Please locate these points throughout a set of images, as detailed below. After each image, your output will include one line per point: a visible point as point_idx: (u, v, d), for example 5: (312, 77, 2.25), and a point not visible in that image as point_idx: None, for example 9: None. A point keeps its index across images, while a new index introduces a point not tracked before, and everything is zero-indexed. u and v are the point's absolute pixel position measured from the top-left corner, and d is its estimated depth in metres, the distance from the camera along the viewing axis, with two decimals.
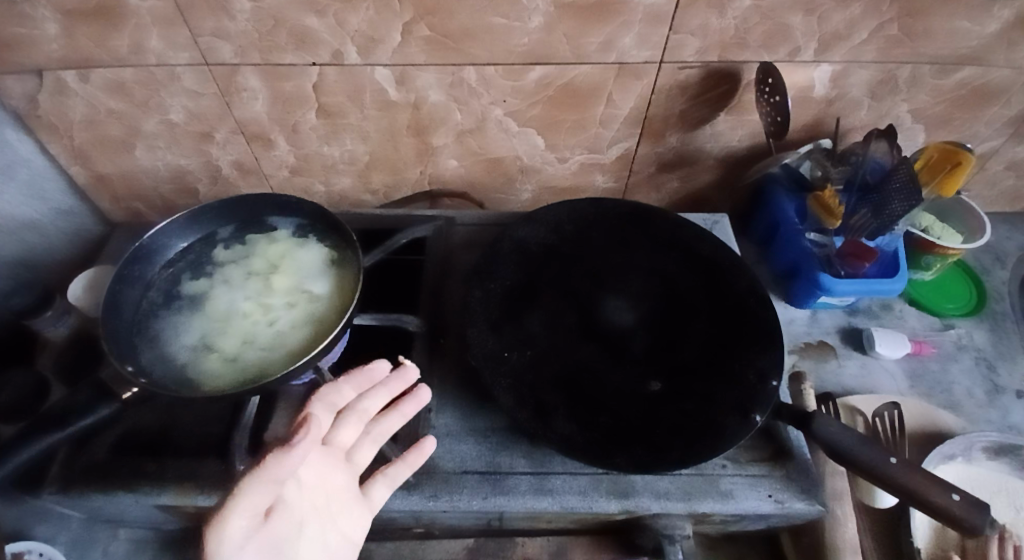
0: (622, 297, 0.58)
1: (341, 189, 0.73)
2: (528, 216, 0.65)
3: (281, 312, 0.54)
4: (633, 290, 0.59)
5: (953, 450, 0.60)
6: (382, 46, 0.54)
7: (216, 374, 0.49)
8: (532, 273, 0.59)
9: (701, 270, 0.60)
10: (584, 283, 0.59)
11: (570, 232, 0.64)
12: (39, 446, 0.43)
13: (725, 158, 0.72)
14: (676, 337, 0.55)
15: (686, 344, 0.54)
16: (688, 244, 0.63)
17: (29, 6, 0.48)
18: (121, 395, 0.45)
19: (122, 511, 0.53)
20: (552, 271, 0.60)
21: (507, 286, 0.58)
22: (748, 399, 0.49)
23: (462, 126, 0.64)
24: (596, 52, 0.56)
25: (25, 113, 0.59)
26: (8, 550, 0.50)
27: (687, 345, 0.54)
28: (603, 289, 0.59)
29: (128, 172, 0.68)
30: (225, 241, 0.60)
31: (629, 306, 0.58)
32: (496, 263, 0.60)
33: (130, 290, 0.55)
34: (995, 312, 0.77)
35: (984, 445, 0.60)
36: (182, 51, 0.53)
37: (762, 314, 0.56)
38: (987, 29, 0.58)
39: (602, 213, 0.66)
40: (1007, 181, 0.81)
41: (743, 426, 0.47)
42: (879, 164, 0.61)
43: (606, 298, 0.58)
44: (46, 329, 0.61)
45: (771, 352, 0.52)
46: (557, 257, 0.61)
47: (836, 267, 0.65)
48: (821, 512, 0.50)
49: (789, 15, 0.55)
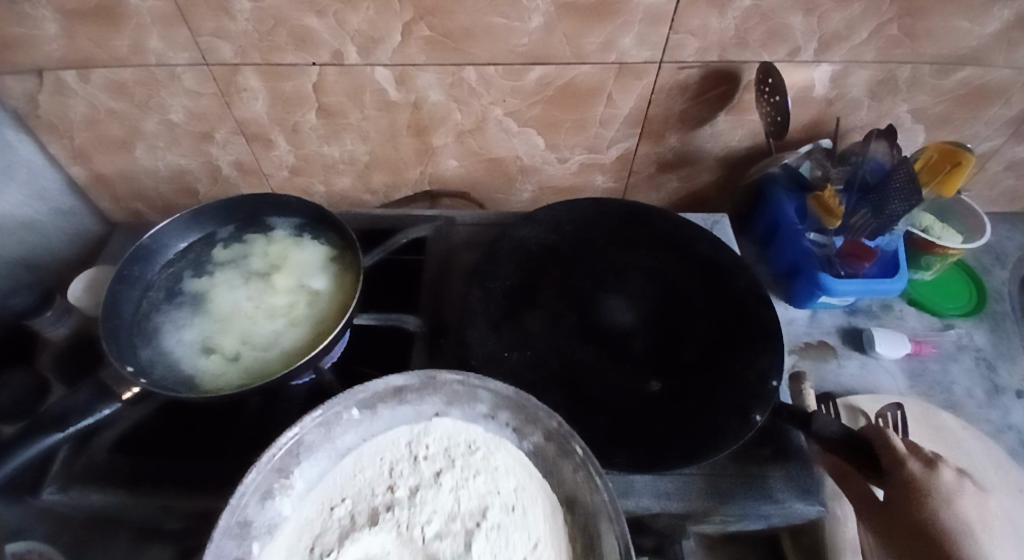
0: (623, 297, 0.58)
1: (342, 190, 0.73)
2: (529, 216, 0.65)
3: (281, 312, 0.55)
4: (634, 290, 0.59)
5: (269, 485, 0.36)
6: (382, 46, 0.54)
7: (219, 373, 0.50)
8: (532, 272, 0.59)
9: (702, 271, 0.60)
10: (584, 283, 0.59)
11: (571, 233, 0.64)
12: (40, 446, 0.42)
13: (725, 158, 0.72)
14: (680, 338, 0.55)
15: (687, 344, 0.54)
16: (683, 243, 0.63)
17: (29, 6, 0.49)
18: (122, 395, 0.45)
19: (116, 515, 0.52)
20: (553, 275, 0.60)
21: (507, 286, 0.58)
22: (748, 401, 0.49)
23: (462, 126, 0.64)
24: (596, 52, 0.56)
25: (25, 113, 0.59)
26: (8, 550, 0.50)
27: (688, 344, 0.54)
28: (604, 289, 0.59)
29: (127, 171, 0.68)
30: (224, 241, 0.60)
31: (628, 305, 0.58)
32: (496, 263, 0.60)
33: (130, 290, 0.55)
34: (995, 312, 0.77)
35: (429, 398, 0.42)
36: (182, 50, 0.53)
37: (762, 313, 0.56)
38: (987, 29, 0.58)
39: (597, 215, 0.65)
40: (1007, 181, 0.81)
41: (743, 428, 0.47)
42: (879, 164, 0.62)
43: (606, 298, 0.58)
44: (46, 330, 0.60)
45: (772, 351, 0.52)
46: (559, 257, 0.61)
47: (836, 267, 0.64)
48: (821, 512, 0.50)
49: (789, 15, 0.55)
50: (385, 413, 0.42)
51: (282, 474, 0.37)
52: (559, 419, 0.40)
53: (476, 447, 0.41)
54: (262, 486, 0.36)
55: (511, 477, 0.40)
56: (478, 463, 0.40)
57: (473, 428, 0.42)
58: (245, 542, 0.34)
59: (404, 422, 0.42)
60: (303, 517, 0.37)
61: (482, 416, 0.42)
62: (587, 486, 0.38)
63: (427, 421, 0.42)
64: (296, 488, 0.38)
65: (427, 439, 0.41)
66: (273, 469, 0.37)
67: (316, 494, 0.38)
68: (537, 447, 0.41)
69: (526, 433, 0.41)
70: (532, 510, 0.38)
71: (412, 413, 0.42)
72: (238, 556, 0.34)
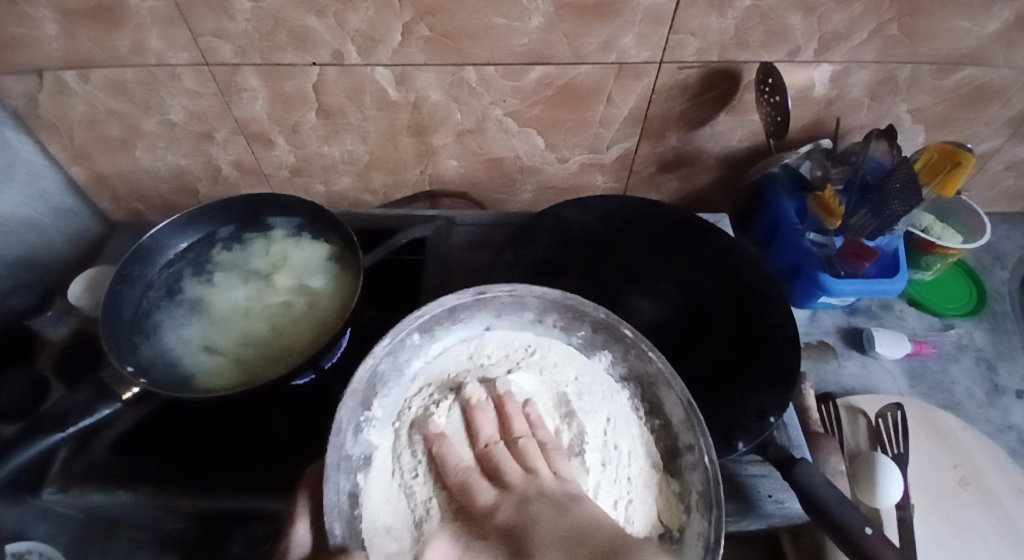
0: (648, 298, 0.60)
1: (341, 190, 0.73)
2: (543, 213, 0.64)
3: (282, 312, 0.55)
4: (661, 294, 0.60)
5: (358, 419, 0.40)
6: (382, 46, 0.54)
7: (219, 374, 0.50)
8: (562, 256, 0.61)
9: (717, 279, 0.61)
10: (615, 275, 0.61)
11: (617, 225, 0.64)
12: (40, 446, 0.42)
13: (725, 159, 0.72)
14: (684, 354, 0.56)
15: (694, 359, 0.56)
16: (702, 246, 0.63)
17: (29, 7, 0.48)
18: (122, 395, 0.45)
19: (119, 515, 0.52)
20: (566, 276, 0.60)
21: (532, 264, 0.61)
22: (734, 424, 0.50)
23: (462, 126, 0.64)
24: (596, 52, 0.56)
25: (25, 113, 0.59)
26: (7, 550, 0.50)
27: (696, 360, 0.56)
28: (632, 285, 0.60)
29: (127, 171, 0.68)
30: (225, 241, 0.60)
31: (651, 306, 0.59)
32: (523, 251, 0.61)
33: (130, 290, 0.55)
34: (995, 312, 0.77)
35: (479, 310, 0.46)
36: (182, 51, 0.53)
37: (776, 339, 0.55)
38: (987, 29, 0.58)
39: (623, 210, 0.65)
40: (1007, 181, 0.81)
41: (725, 450, 0.48)
42: (879, 164, 0.62)
43: (633, 294, 0.60)
44: (46, 330, 0.61)
45: (781, 393, 0.51)
46: (594, 247, 0.63)
47: (836, 267, 0.64)
48: (803, 517, 0.51)
49: (788, 15, 0.54)
50: (440, 334, 0.45)
51: (365, 407, 0.41)
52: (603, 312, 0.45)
53: (532, 348, 0.46)
54: (353, 420, 0.39)
55: (570, 368, 0.46)
56: (537, 361, 0.46)
57: (524, 333, 0.47)
58: (353, 475, 0.38)
59: (458, 340, 0.46)
60: (389, 446, 0.41)
61: (530, 321, 0.47)
62: (640, 361, 0.45)
63: (480, 335, 0.47)
64: (378, 418, 0.41)
65: (485, 350, 0.46)
66: (356, 404, 0.40)
67: (394, 421, 0.42)
68: (584, 340, 0.47)
69: (571, 330, 0.47)
70: (592, 388, 0.45)
71: (465, 331, 0.46)
72: (350, 486, 0.38)
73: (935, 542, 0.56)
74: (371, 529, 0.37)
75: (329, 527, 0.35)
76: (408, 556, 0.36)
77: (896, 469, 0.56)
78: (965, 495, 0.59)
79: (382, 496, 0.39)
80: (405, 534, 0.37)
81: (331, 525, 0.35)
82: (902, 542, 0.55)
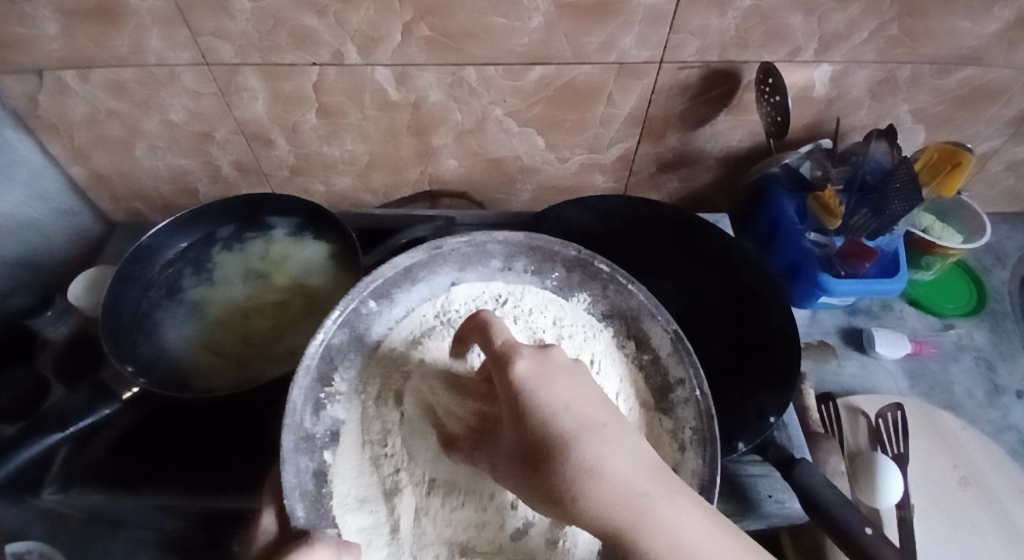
0: None
1: (342, 189, 0.73)
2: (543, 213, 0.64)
3: (280, 311, 0.55)
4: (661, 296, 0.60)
5: (315, 397, 0.40)
6: (382, 46, 0.54)
7: (217, 373, 0.50)
8: None
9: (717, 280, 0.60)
10: None
11: (616, 225, 0.64)
12: (40, 446, 0.42)
13: (725, 158, 0.72)
14: None
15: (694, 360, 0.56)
16: (702, 247, 0.62)
17: (29, 6, 0.48)
18: (122, 395, 0.45)
19: (121, 516, 0.52)
20: None
21: None
22: (735, 426, 0.50)
23: (462, 126, 0.64)
24: (596, 52, 0.56)
25: (25, 113, 0.59)
26: (8, 549, 0.50)
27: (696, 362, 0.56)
28: None
29: (127, 171, 0.68)
30: (224, 241, 0.60)
31: None
32: None
33: (130, 290, 0.55)
34: (995, 312, 0.77)
35: (444, 263, 0.48)
36: (182, 50, 0.53)
37: (777, 340, 0.55)
38: (987, 29, 0.58)
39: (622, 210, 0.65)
40: (1007, 181, 0.81)
41: (726, 450, 0.48)
42: (879, 164, 0.62)
43: None
44: (46, 329, 0.62)
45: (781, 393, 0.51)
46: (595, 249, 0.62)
47: (836, 267, 0.64)
48: (803, 516, 0.51)
49: (789, 15, 0.54)
50: (400, 296, 0.47)
51: (325, 384, 0.41)
52: (575, 248, 0.48)
53: (503, 298, 0.48)
54: (310, 398, 0.39)
55: (548, 313, 0.47)
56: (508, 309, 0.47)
57: (493, 283, 0.49)
58: (316, 454, 0.39)
59: (423, 299, 0.48)
60: (357, 418, 0.42)
61: (499, 269, 0.49)
62: (619, 296, 0.48)
63: (446, 290, 0.48)
64: (341, 394, 0.42)
65: (453, 303, 0.47)
66: (313, 381, 0.40)
67: (357, 393, 0.43)
68: (559, 282, 0.49)
69: (544, 274, 0.50)
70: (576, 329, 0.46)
71: (428, 289, 0.48)
72: (314, 464, 0.39)
73: (935, 541, 0.56)
74: (344, 504, 0.38)
75: (291, 509, 0.35)
76: (384, 529, 0.39)
77: (895, 469, 0.56)
78: (965, 495, 0.59)
79: (351, 473, 0.40)
80: (380, 504, 0.40)
81: (294, 507, 0.35)
82: (902, 542, 0.55)
